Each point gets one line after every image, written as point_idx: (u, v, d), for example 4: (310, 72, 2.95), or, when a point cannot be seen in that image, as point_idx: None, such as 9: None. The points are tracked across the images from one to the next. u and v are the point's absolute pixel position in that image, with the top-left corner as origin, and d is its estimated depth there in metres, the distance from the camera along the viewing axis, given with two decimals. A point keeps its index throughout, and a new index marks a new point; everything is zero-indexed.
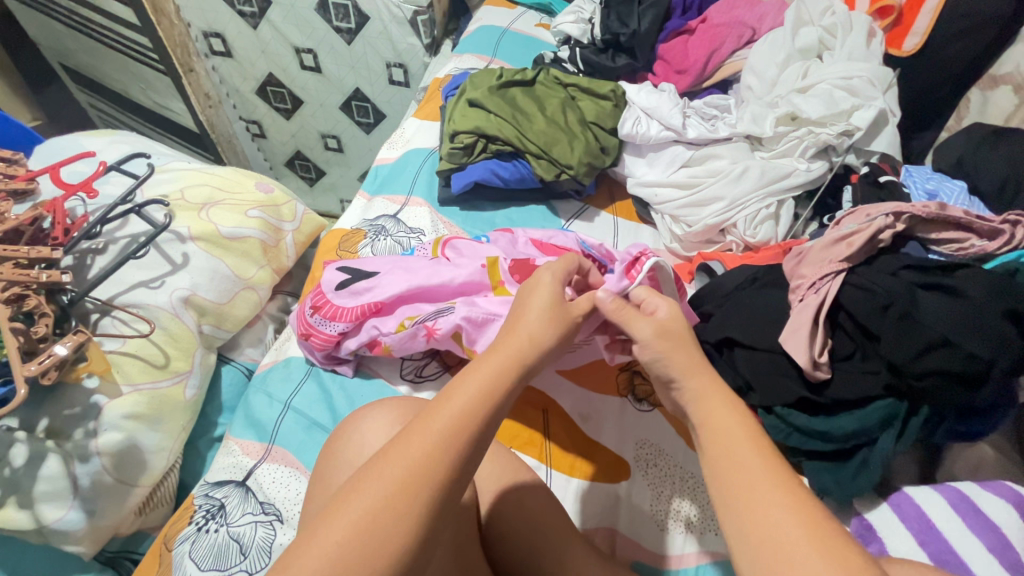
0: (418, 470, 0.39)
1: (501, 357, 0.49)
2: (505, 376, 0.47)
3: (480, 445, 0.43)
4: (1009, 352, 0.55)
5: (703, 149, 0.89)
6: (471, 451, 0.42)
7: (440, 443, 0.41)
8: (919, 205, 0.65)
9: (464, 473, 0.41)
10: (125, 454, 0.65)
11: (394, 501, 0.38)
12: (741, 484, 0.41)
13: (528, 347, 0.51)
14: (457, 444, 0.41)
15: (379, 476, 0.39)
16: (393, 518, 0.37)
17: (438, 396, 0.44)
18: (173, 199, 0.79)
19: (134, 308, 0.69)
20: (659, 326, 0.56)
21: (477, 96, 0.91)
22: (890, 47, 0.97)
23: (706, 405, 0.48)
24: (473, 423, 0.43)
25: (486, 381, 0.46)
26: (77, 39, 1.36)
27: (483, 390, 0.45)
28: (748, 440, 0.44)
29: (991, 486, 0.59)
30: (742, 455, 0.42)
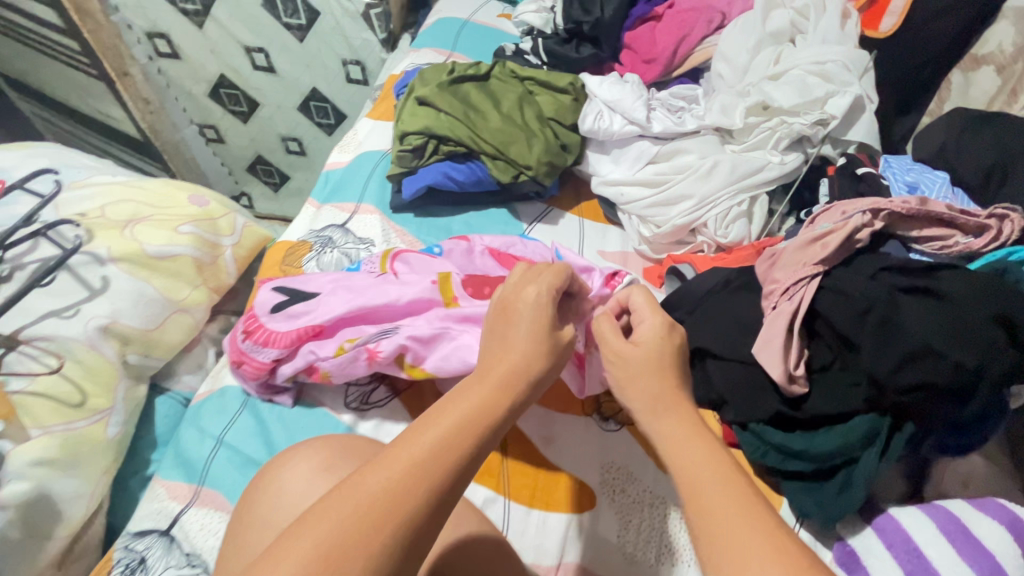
0: (358, 536, 0.32)
1: (472, 392, 0.41)
2: (481, 419, 0.39)
3: (443, 503, 0.35)
4: (1000, 361, 0.49)
5: (670, 144, 0.83)
6: (431, 511, 0.34)
7: (388, 501, 0.33)
8: (899, 201, 0.59)
9: (421, 540, 0.34)
10: (34, 506, 0.58)
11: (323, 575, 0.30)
12: (730, 553, 0.34)
13: (510, 379, 0.43)
14: (414, 502, 0.34)
15: (309, 540, 0.31)
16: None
17: (393, 442, 0.37)
18: (92, 217, 0.73)
19: (44, 341, 0.63)
20: (641, 355, 0.49)
21: (426, 94, 0.85)
22: (866, 28, 0.94)
23: (689, 447, 0.42)
24: (436, 476, 0.35)
25: (454, 421, 0.38)
26: (9, 46, 1.28)
27: (451, 432, 0.37)
28: (734, 495, 0.37)
29: (982, 505, 0.54)
30: (728, 514, 0.36)
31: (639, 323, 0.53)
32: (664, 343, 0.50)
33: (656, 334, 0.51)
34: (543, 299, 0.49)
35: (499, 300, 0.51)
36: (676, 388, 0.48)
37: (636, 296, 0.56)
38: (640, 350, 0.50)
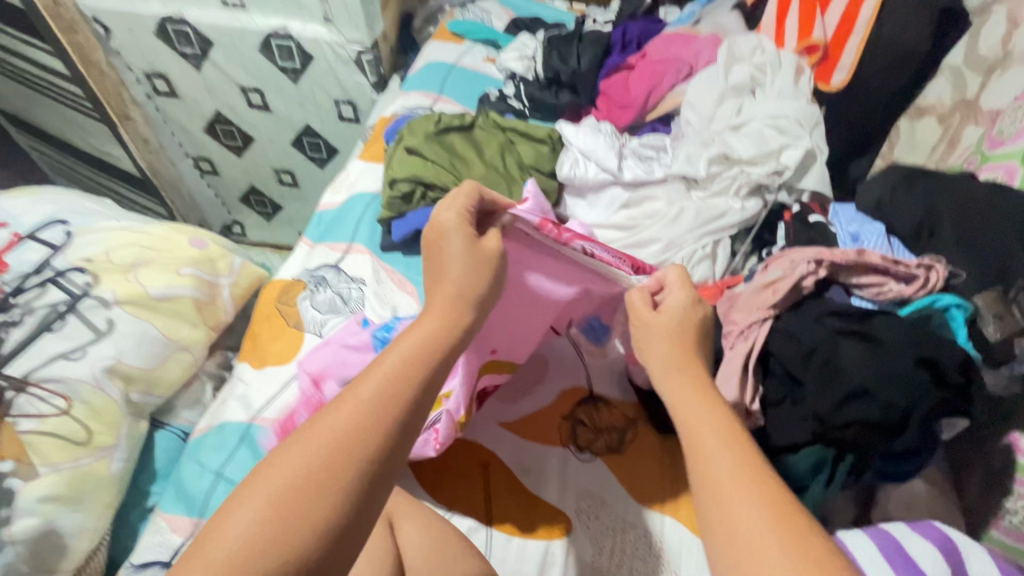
0: (342, 440, 0.39)
1: (426, 328, 0.48)
2: (436, 347, 0.47)
3: (412, 414, 0.42)
4: (924, 398, 0.56)
5: (641, 190, 0.89)
6: (402, 421, 0.41)
7: (367, 412, 0.40)
8: (839, 252, 0.66)
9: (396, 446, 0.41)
10: (43, 540, 0.62)
11: (320, 471, 0.37)
12: (713, 478, 0.42)
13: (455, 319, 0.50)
14: (388, 416, 0.41)
15: (308, 444, 0.39)
16: (316, 488, 0.37)
17: (358, 374, 0.43)
18: (98, 262, 0.77)
19: (52, 383, 0.67)
20: (666, 323, 0.56)
21: (414, 144, 0.91)
22: (819, 82, 0.99)
23: (693, 402, 0.49)
24: (402, 394, 0.42)
25: (412, 352, 0.45)
26: (11, 86, 1.33)
27: (411, 362, 0.45)
28: (729, 436, 0.45)
29: (920, 529, 0.60)
30: (716, 449, 0.44)
31: (665, 297, 0.59)
32: (681, 319, 0.56)
33: (677, 309, 0.57)
34: (459, 222, 0.55)
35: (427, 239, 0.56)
36: (690, 355, 0.54)
37: (669, 272, 0.61)
38: (660, 320, 0.56)
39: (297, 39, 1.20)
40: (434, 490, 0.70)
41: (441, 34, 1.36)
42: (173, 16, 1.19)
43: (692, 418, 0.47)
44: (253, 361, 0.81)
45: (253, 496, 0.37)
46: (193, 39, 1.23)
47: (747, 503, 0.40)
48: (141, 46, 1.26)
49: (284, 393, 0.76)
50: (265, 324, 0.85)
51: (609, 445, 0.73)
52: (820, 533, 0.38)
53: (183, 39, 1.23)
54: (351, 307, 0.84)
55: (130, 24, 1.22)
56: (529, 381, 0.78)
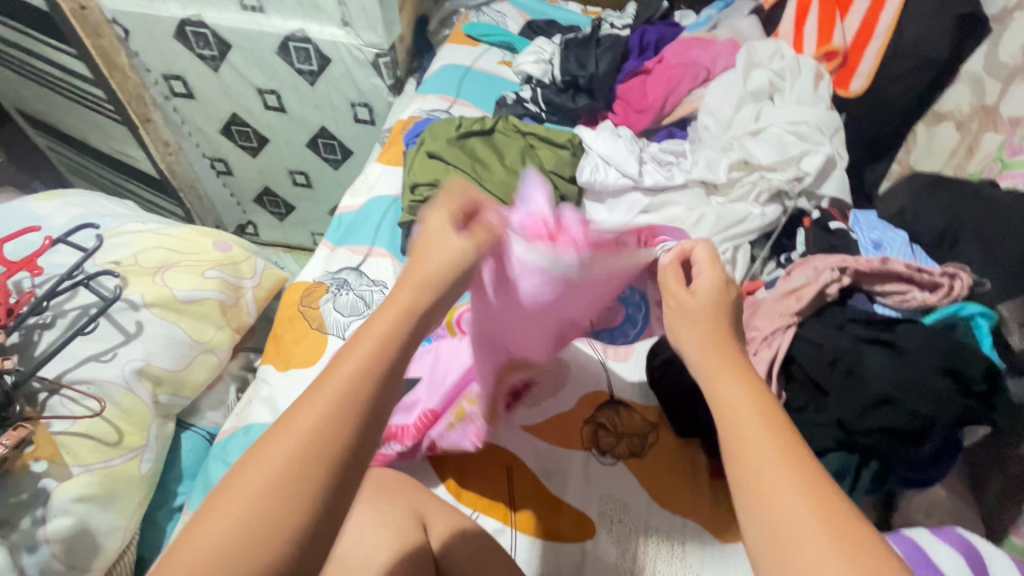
0: (298, 451, 0.32)
1: (398, 307, 0.40)
2: (407, 320, 0.39)
3: (380, 407, 0.35)
4: (951, 407, 0.56)
5: (660, 196, 0.90)
6: (368, 417, 0.34)
7: (328, 416, 0.33)
8: (863, 260, 0.67)
9: (363, 445, 0.34)
10: (76, 540, 0.63)
11: (275, 491, 0.31)
12: (760, 478, 0.36)
13: (426, 293, 0.41)
14: (351, 412, 0.34)
15: (260, 460, 0.32)
16: (271, 513, 0.30)
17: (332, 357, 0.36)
18: (126, 265, 0.78)
19: (84, 385, 0.68)
20: (692, 305, 0.50)
21: (435, 148, 0.92)
22: (836, 88, 1.00)
23: (734, 386, 0.42)
24: (368, 386, 0.35)
25: (381, 333, 0.38)
26: (30, 87, 1.34)
27: (378, 348, 0.37)
28: (777, 428, 0.38)
29: (942, 534, 0.60)
30: (764, 443, 0.37)
31: (697, 276, 0.54)
32: (714, 296, 0.51)
33: (710, 286, 0.51)
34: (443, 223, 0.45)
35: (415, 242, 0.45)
36: (724, 337, 0.48)
37: (699, 250, 0.55)
38: (695, 302, 0.51)
39: (315, 41, 1.21)
40: (457, 491, 0.71)
41: (457, 37, 1.36)
42: (191, 18, 1.20)
43: (734, 404, 0.41)
44: (277, 364, 0.82)
45: (210, 518, 0.30)
46: (212, 41, 1.23)
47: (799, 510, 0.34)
48: (159, 48, 1.27)
49: None
50: (289, 327, 0.86)
51: (630, 449, 0.74)
52: (887, 548, 0.32)
53: (202, 41, 1.24)
54: (374, 310, 0.85)
55: (149, 27, 1.22)
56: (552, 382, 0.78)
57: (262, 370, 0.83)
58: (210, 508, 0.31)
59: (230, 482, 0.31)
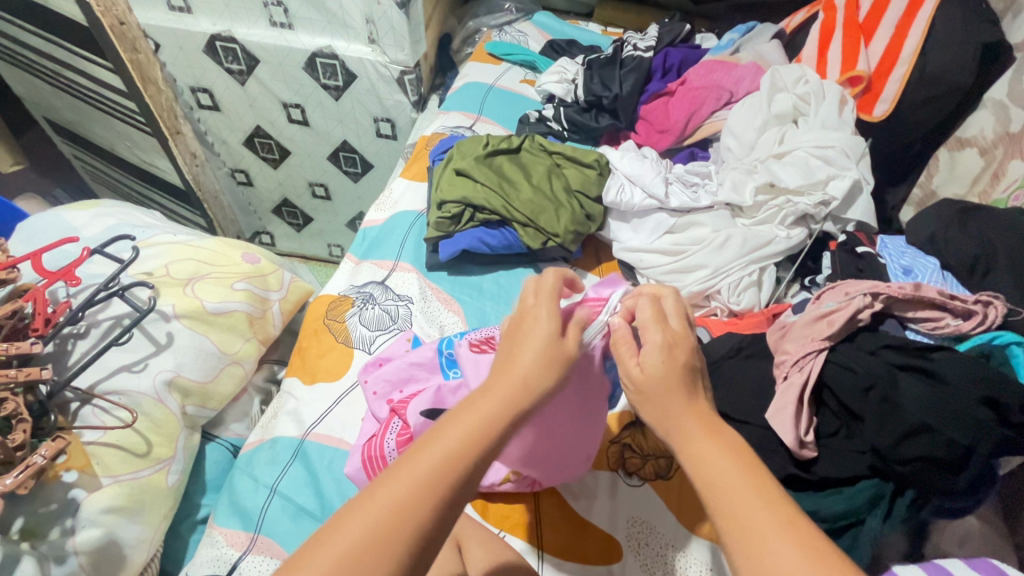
0: (402, 510, 0.36)
1: (488, 393, 0.44)
2: (513, 404, 0.44)
3: (473, 481, 0.40)
4: (989, 437, 0.55)
5: (686, 217, 0.91)
6: (462, 486, 0.39)
7: (423, 484, 0.38)
8: (895, 286, 0.68)
9: (451, 513, 0.38)
10: (104, 552, 0.62)
11: (376, 544, 0.35)
12: (768, 555, 0.38)
13: (523, 385, 0.45)
14: (447, 481, 0.38)
15: (366, 508, 0.36)
16: (372, 567, 0.34)
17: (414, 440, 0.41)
18: (158, 276, 0.79)
19: (115, 395, 0.68)
20: (650, 377, 0.50)
21: (463, 166, 0.93)
22: (859, 114, 0.98)
23: (731, 473, 0.43)
24: (465, 462, 0.39)
25: (477, 416, 0.42)
26: (61, 97, 1.37)
27: (477, 429, 0.41)
28: (765, 496, 0.41)
29: (981, 565, 0.57)
30: (764, 523, 0.40)
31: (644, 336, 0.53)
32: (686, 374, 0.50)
33: (661, 353, 0.50)
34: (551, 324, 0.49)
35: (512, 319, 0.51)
36: (696, 404, 0.49)
37: (642, 307, 0.55)
38: (653, 377, 0.49)
39: (342, 58, 1.22)
40: (485, 509, 0.72)
41: (480, 55, 1.38)
42: (222, 33, 1.22)
43: (724, 478, 0.43)
44: (303, 377, 0.83)
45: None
46: (241, 56, 1.26)
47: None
48: (189, 62, 1.30)
49: (335, 409, 0.78)
50: (314, 340, 0.86)
51: (657, 471, 0.72)
52: None
53: (231, 56, 1.26)
54: (399, 325, 0.86)
55: (180, 41, 1.26)
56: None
57: (286, 383, 0.83)
58: (320, 546, 0.35)
59: (340, 524, 0.36)
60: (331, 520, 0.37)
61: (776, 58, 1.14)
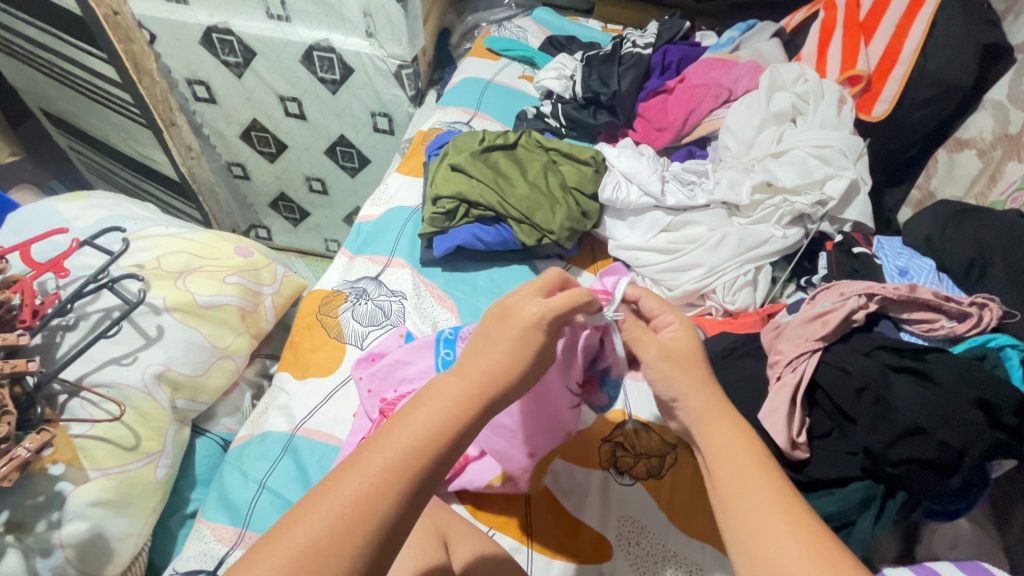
0: (368, 496, 0.36)
1: (458, 378, 0.44)
2: (488, 386, 0.44)
3: (441, 466, 0.40)
4: (981, 439, 0.55)
5: (682, 215, 0.91)
6: (435, 466, 0.39)
7: (392, 467, 0.38)
8: (890, 287, 0.68)
9: (418, 499, 0.38)
10: (90, 546, 0.62)
11: (343, 530, 0.35)
12: (746, 498, 0.42)
13: (491, 375, 0.45)
14: (413, 468, 0.38)
15: (332, 494, 0.36)
16: (365, 517, 0.36)
17: (405, 410, 0.42)
18: (149, 268, 0.78)
19: (104, 388, 0.67)
20: (672, 349, 0.54)
21: (459, 161, 0.93)
22: (859, 113, 0.97)
23: (724, 430, 0.47)
24: (450, 432, 0.41)
25: (449, 402, 0.42)
26: (56, 88, 1.36)
27: (448, 418, 0.41)
28: (746, 448, 0.45)
29: (969, 568, 0.57)
30: (743, 471, 0.43)
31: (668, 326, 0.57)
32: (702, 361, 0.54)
33: (686, 337, 0.55)
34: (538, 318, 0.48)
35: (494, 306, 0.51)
36: (710, 381, 0.52)
37: (648, 301, 0.59)
38: (676, 351, 0.54)
39: (338, 51, 1.21)
40: (475, 506, 0.71)
41: (478, 50, 1.37)
42: (218, 25, 1.21)
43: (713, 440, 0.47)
44: (294, 372, 0.82)
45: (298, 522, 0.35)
46: (237, 48, 1.25)
47: (790, 535, 0.38)
48: (186, 54, 1.29)
49: (325, 404, 0.77)
50: (307, 334, 0.86)
51: (648, 470, 0.72)
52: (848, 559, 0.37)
53: (227, 48, 1.25)
54: (393, 320, 0.86)
55: (176, 33, 1.25)
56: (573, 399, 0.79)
57: (278, 378, 0.83)
58: (286, 530, 0.35)
59: (307, 507, 0.36)
60: (296, 505, 0.36)
61: (776, 57, 1.13)
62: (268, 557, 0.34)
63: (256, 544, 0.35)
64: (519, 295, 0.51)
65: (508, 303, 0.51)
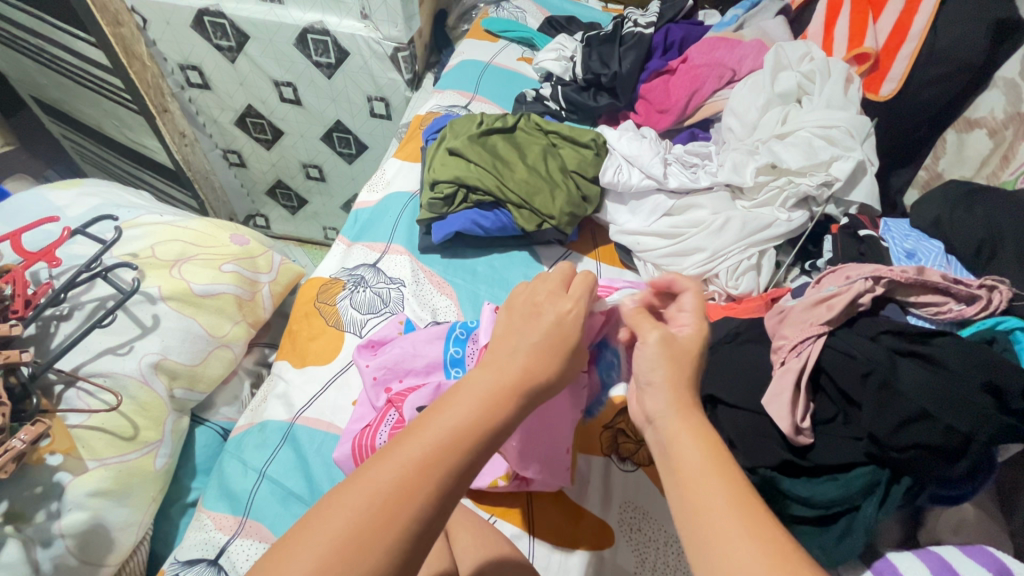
0: (400, 492, 0.35)
1: (494, 370, 0.43)
2: (523, 385, 0.42)
3: (477, 461, 0.38)
4: (989, 424, 0.54)
5: (685, 199, 0.89)
6: (464, 470, 0.37)
7: (428, 458, 0.37)
8: (898, 270, 0.66)
9: (453, 493, 0.37)
10: (90, 536, 0.62)
11: (373, 528, 0.34)
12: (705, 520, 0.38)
13: (527, 371, 0.43)
14: (444, 464, 0.37)
15: (362, 487, 0.35)
16: (390, 522, 0.34)
17: (432, 408, 0.40)
18: (143, 257, 0.77)
19: (100, 378, 0.67)
20: (675, 344, 0.50)
21: (457, 145, 0.91)
22: (866, 92, 0.95)
23: (674, 439, 0.44)
24: (481, 432, 0.39)
25: (482, 395, 0.41)
26: (46, 74, 1.33)
27: (482, 412, 0.40)
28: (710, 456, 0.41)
29: (972, 552, 0.56)
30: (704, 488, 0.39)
31: (682, 323, 0.54)
32: (669, 353, 0.49)
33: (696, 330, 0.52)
34: (568, 317, 0.48)
35: (519, 304, 0.50)
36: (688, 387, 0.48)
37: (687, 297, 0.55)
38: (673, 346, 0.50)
39: (333, 34, 1.18)
40: (478, 493, 0.70)
41: (476, 32, 1.35)
42: (209, 8, 1.18)
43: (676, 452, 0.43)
44: (293, 360, 0.82)
45: (318, 528, 0.34)
46: (230, 32, 1.22)
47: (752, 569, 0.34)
48: (177, 38, 1.27)
49: (325, 392, 0.76)
50: (305, 323, 0.85)
51: (651, 456, 0.71)
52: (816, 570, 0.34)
53: (220, 31, 1.22)
54: (391, 308, 0.84)
55: (167, 16, 1.22)
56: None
57: (277, 366, 0.82)
58: (319, 523, 0.34)
59: (343, 496, 0.35)
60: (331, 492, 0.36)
61: (781, 36, 1.10)
62: (305, 549, 0.33)
63: (293, 530, 0.35)
64: (546, 289, 0.51)
65: (536, 297, 0.50)
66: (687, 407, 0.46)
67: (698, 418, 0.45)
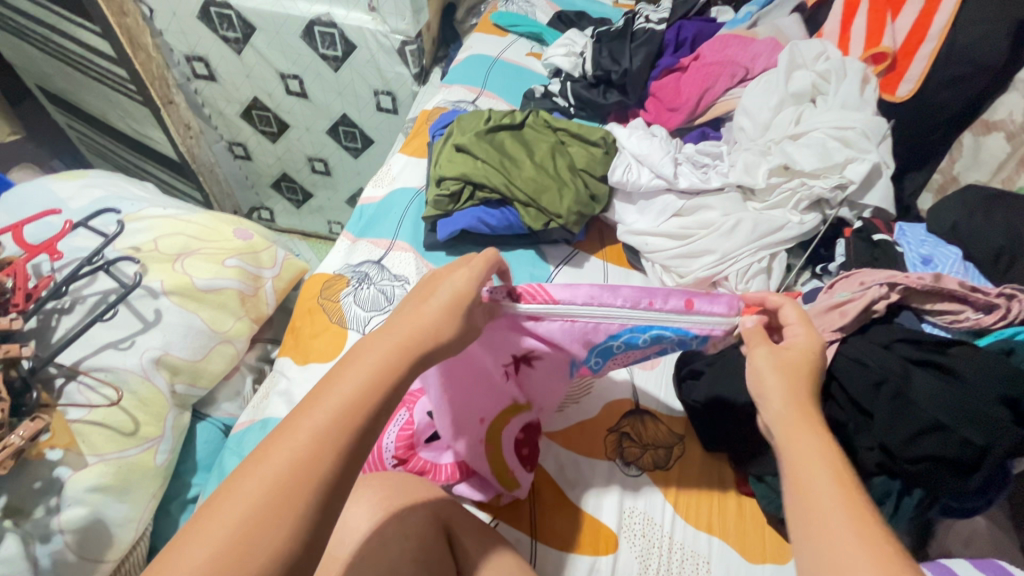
0: (294, 476, 0.35)
1: (385, 337, 0.43)
2: (409, 349, 0.42)
3: (369, 435, 0.39)
4: (1007, 437, 0.52)
5: (695, 199, 0.87)
6: (362, 443, 0.38)
7: (323, 435, 0.37)
8: (914, 276, 0.64)
9: (353, 464, 0.37)
10: (89, 531, 0.61)
11: (269, 515, 0.34)
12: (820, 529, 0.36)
13: (417, 334, 0.43)
14: (335, 445, 0.37)
15: (256, 477, 0.35)
16: (284, 508, 0.34)
17: (319, 389, 0.39)
18: (146, 251, 0.76)
19: (100, 372, 0.66)
20: (788, 357, 0.45)
21: (463, 142, 0.90)
22: (882, 92, 0.93)
23: (795, 445, 0.40)
24: (370, 404, 0.39)
25: (372, 366, 0.40)
26: (52, 64, 1.32)
27: (371, 384, 0.40)
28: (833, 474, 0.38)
29: (983, 565, 0.55)
30: (830, 503, 0.36)
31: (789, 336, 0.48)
32: (779, 356, 0.45)
33: (801, 326, 0.48)
34: (466, 287, 0.46)
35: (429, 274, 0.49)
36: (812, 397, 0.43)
37: (788, 309, 0.50)
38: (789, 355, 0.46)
39: (341, 27, 1.17)
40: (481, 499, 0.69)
41: (484, 26, 1.33)
42: None
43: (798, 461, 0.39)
44: (295, 356, 0.81)
45: (218, 518, 0.34)
46: (236, 23, 1.21)
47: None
48: (182, 28, 1.25)
49: None
50: (307, 319, 0.84)
51: (655, 461, 0.71)
52: None
53: (226, 23, 1.21)
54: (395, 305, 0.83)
55: (173, 7, 1.21)
56: (574, 392, 0.77)
57: (279, 363, 0.82)
58: (218, 507, 0.34)
59: (233, 488, 0.35)
60: (222, 484, 0.36)
61: (796, 33, 1.08)
62: (199, 539, 0.33)
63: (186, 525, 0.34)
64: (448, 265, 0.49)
65: (442, 271, 0.49)
66: (807, 410, 0.42)
67: (815, 422, 0.41)
